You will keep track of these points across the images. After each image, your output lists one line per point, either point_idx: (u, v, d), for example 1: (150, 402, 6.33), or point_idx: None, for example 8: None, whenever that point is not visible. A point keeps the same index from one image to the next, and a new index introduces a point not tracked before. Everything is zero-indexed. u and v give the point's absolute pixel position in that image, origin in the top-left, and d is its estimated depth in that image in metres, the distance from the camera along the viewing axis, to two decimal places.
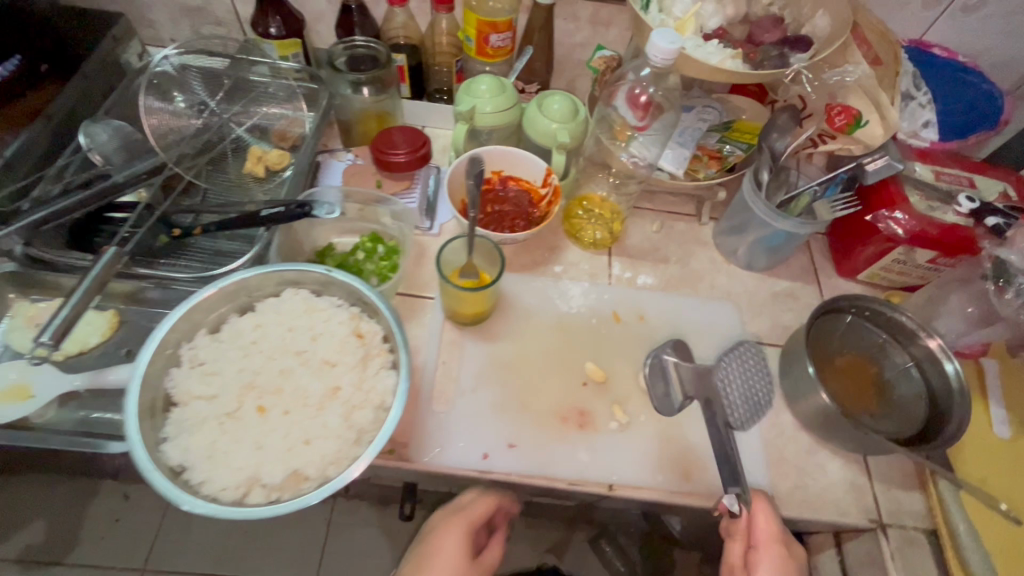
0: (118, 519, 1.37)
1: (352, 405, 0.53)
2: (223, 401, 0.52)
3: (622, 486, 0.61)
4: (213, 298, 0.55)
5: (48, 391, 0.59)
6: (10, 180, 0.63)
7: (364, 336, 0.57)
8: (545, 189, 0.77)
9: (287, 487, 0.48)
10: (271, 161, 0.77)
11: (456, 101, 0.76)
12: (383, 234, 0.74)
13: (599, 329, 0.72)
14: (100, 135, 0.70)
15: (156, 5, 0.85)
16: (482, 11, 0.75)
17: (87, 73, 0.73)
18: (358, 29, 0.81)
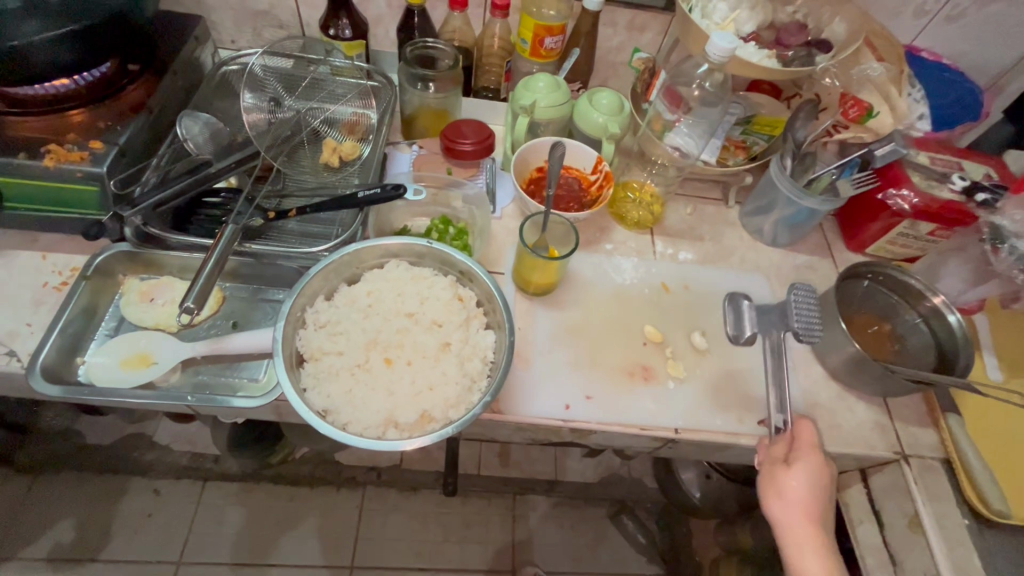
0: (150, 514, 1.36)
1: (463, 357, 0.60)
2: (352, 355, 0.59)
3: (687, 430, 0.69)
4: (330, 266, 0.62)
5: (169, 358, 0.64)
6: (126, 167, 0.68)
7: (465, 299, 0.64)
8: (595, 175, 0.86)
9: (418, 426, 0.55)
10: (345, 152, 0.84)
11: (516, 97, 0.84)
12: (452, 217, 0.81)
13: (652, 297, 0.81)
14: (193, 127, 0.76)
15: (223, 8, 0.91)
16: (538, 17, 0.84)
17: (176, 70, 0.79)
18: (418, 32, 0.89)
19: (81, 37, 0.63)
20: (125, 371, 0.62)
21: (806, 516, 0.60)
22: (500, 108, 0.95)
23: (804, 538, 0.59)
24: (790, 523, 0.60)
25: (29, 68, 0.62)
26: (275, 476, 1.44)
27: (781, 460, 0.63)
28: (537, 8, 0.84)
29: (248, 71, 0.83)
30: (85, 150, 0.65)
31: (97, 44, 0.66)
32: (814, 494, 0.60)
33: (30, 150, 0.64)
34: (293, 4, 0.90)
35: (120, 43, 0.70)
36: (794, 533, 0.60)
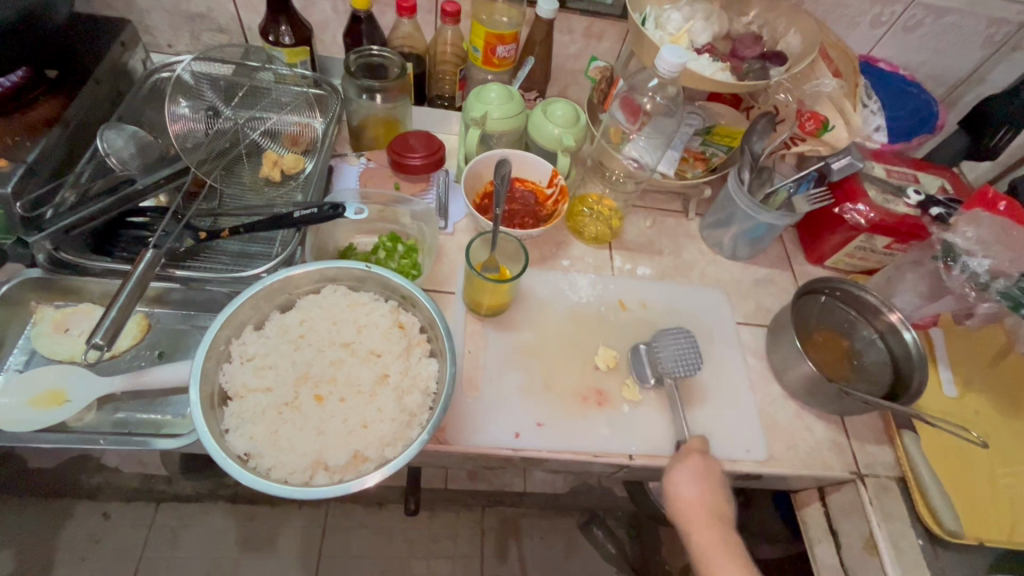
0: (98, 540, 1.30)
1: (402, 390, 0.57)
2: (281, 392, 0.55)
3: (642, 456, 0.67)
4: (260, 294, 0.58)
5: (85, 395, 0.59)
6: (36, 186, 0.63)
7: (405, 326, 0.61)
8: (551, 188, 0.82)
9: (349, 468, 0.52)
10: (287, 165, 0.79)
11: (467, 108, 0.81)
12: (400, 234, 0.78)
13: (607, 315, 0.78)
14: (117, 141, 0.71)
15: (157, 10, 0.85)
16: (490, 24, 0.81)
17: (98, 79, 0.73)
18: (366, 38, 0.85)
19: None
20: (33, 411, 0.57)
21: (694, 503, 0.61)
22: (454, 118, 0.91)
23: (697, 525, 0.61)
24: (688, 514, 0.61)
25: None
26: (233, 496, 1.38)
27: (673, 457, 0.65)
28: (488, 15, 0.81)
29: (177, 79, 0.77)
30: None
31: (3, 54, 0.61)
32: (703, 490, 0.61)
33: None
34: (232, 7, 0.85)
35: (33, 53, 0.65)
36: (690, 522, 0.61)
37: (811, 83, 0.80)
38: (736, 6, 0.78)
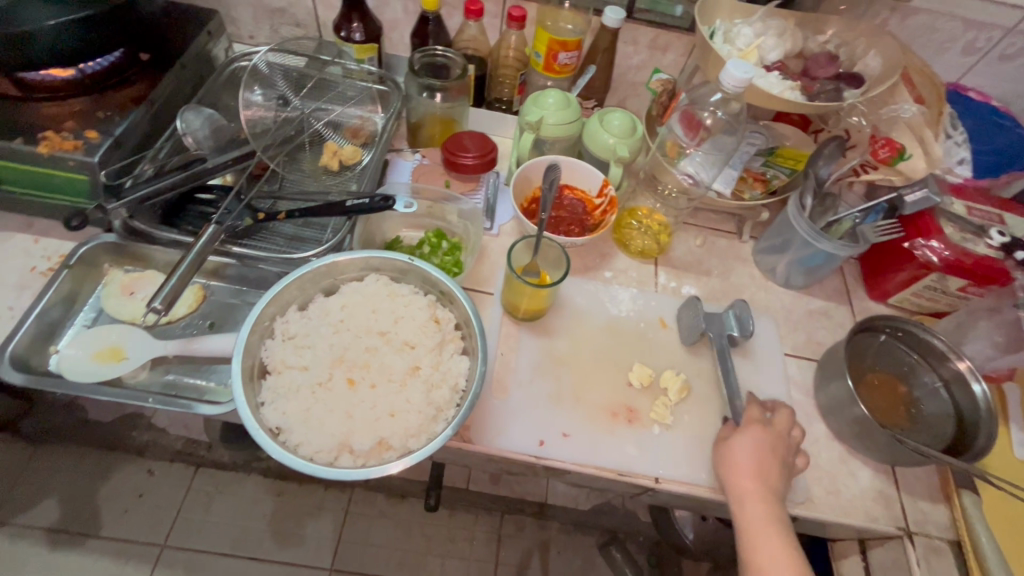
0: (141, 495, 1.38)
1: (432, 383, 0.57)
2: (316, 372, 0.56)
3: (667, 480, 0.65)
4: (307, 276, 0.60)
5: (140, 355, 0.63)
6: (120, 158, 0.68)
7: (441, 322, 0.62)
8: (600, 199, 0.82)
9: (373, 454, 0.52)
10: (345, 156, 0.83)
11: (524, 111, 0.81)
12: (446, 231, 0.79)
13: (646, 332, 0.76)
14: (195, 122, 0.76)
15: (242, 4, 0.91)
16: (554, 30, 0.82)
17: (185, 64, 0.79)
18: (432, 38, 0.87)
19: (85, 26, 0.63)
20: (94, 364, 0.62)
21: (749, 472, 0.59)
22: (510, 122, 0.92)
23: (748, 490, 0.59)
24: (736, 478, 0.60)
25: (38, 58, 0.63)
26: (266, 470, 1.44)
27: (738, 425, 0.64)
28: (553, 22, 0.81)
29: (253, 67, 0.82)
30: (80, 140, 0.66)
31: (104, 35, 0.66)
32: (760, 455, 0.60)
33: (27, 135, 0.65)
34: (311, 3, 0.90)
35: (130, 36, 0.70)
36: (739, 489, 0.59)
37: (887, 108, 0.76)
38: (813, 24, 0.74)
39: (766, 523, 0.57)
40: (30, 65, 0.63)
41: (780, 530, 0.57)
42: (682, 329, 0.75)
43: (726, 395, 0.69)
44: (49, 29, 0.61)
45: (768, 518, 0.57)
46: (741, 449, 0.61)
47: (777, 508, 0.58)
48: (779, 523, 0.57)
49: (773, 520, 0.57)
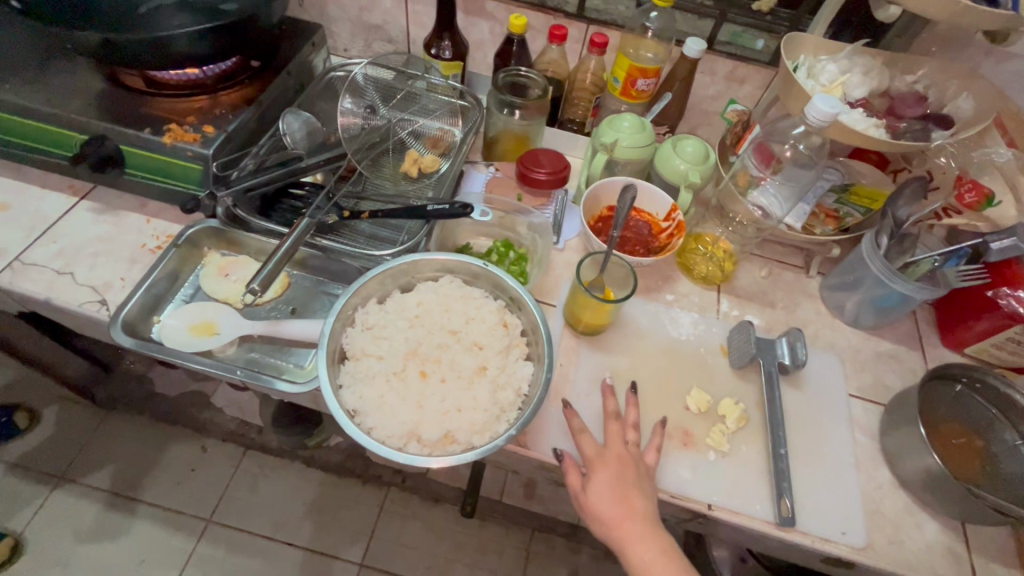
0: (193, 469, 1.46)
1: (498, 384, 0.60)
2: (390, 362, 0.60)
3: (720, 508, 0.64)
4: (389, 272, 0.64)
5: (231, 331, 0.68)
6: (229, 151, 0.75)
7: (509, 326, 0.64)
8: (667, 222, 0.83)
9: (439, 445, 0.55)
10: (425, 164, 0.87)
11: (599, 133, 0.83)
12: (514, 242, 0.82)
13: (705, 357, 0.76)
14: (295, 124, 0.82)
15: (343, 20, 0.99)
16: (636, 58, 0.84)
17: (290, 71, 0.86)
18: (514, 59, 0.91)
19: (217, 35, 0.71)
20: (191, 335, 0.67)
21: (618, 500, 0.57)
22: (582, 142, 0.94)
23: (624, 525, 0.56)
24: (608, 515, 0.56)
25: (173, 59, 0.71)
26: (309, 459, 1.49)
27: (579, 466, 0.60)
28: (635, 49, 0.84)
29: (353, 82, 0.91)
30: (199, 133, 0.73)
31: (228, 42, 0.74)
32: (608, 490, 0.57)
33: (154, 126, 0.73)
34: (404, 22, 0.96)
35: (248, 44, 0.78)
36: (619, 534, 0.56)
37: (978, 150, 0.74)
38: (901, 63, 0.74)
39: (659, 559, 0.54)
40: (163, 63, 0.72)
41: (673, 558, 0.54)
42: (734, 350, 0.75)
43: (780, 423, 0.68)
44: (189, 36, 0.69)
45: (659, 547, 0.55)
46: (596, 487, 0.58)
47: (662, 534, 0.55)
48: (671, 549, 0.55)
49: (667, 547, 0.55)
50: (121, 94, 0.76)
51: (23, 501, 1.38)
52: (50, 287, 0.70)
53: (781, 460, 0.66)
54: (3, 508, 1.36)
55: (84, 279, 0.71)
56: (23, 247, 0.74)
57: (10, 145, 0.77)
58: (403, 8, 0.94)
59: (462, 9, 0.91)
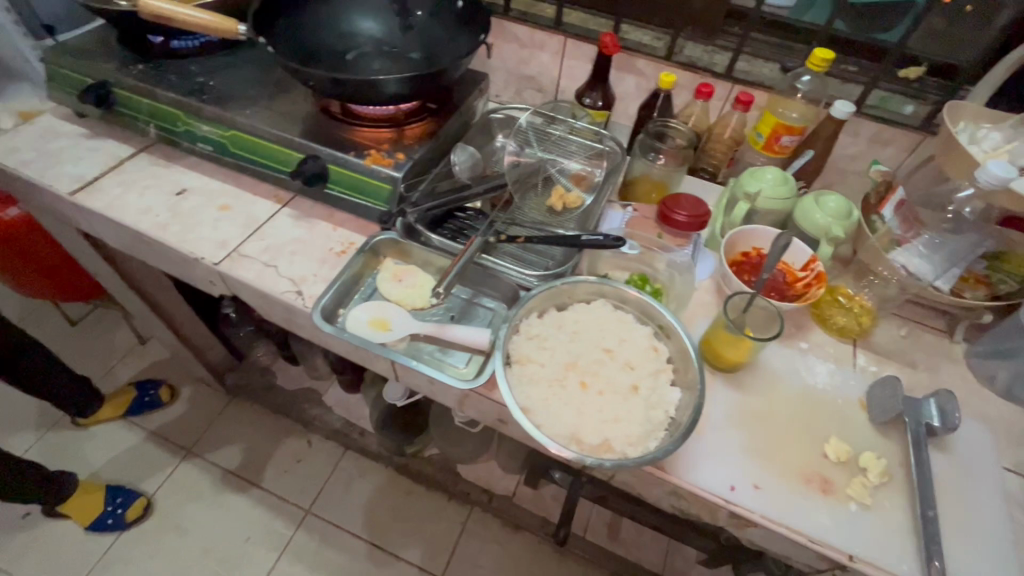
0: (299, 460, 1.58)
1: (650, 403, 0.64)
2: (553, 370, 0.66)
3: (864, 561, 0.63)
4: (554, 289, 0.72)
5: (401, 329, 0.78)
6: (414, 175, 0.86)
7: (659, 351, 0.69)
8: (804, 272, 0.84)
9: (599, 451, 0.59)
10: (570, 200, 0.95)
11: (741, 182, 0.89)
12: (650, 276, 0.87)
13: (843, 408, 0.76)
14: (463, 156, 0.94)
15: (502, 70, 1.12)
16: (782, 117, 0.90)
17: (461, 111, 0.98)
18: (659, 111, 0.99)
19: (418, 81, 0.84)
20: (369, 329, 0.77)
21: None
22: (716, 191, 1.00)
23: None
24: None
25: (381, 97, 0.85)
26: (402, 466, 1.57)
27: None
28: (781, 109, 0.91)
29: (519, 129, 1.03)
30: (393, 158, 0.85)
31: (427, 85, 0.87)
32: None
33: (357, 149, 0.87)
34: (558, 74, 1.08)
35: (438, 88, 0.91)
36: None
37: None
38: None
39: None
40: (373, 100, 0.86)
41: None
42: (875, 405, 0.74)
43: (928, 483, 0.67)
44: (399, 82, 0.82)
45: None
46: None
47: None
48: None
49: None
50: (332, 123, 0.91)
51: (156, 467, 1.54)
52: (258, 274, 0.83)
53: (932, 522, 0.64)
54: (139, 471, 1.53)
55: (284, 272, 0.84)
56: (238, 240, 0.88)
57: (239, 159, 0.94)
58: (559, 62, 1.06)
59: (615, 66, 1.01)
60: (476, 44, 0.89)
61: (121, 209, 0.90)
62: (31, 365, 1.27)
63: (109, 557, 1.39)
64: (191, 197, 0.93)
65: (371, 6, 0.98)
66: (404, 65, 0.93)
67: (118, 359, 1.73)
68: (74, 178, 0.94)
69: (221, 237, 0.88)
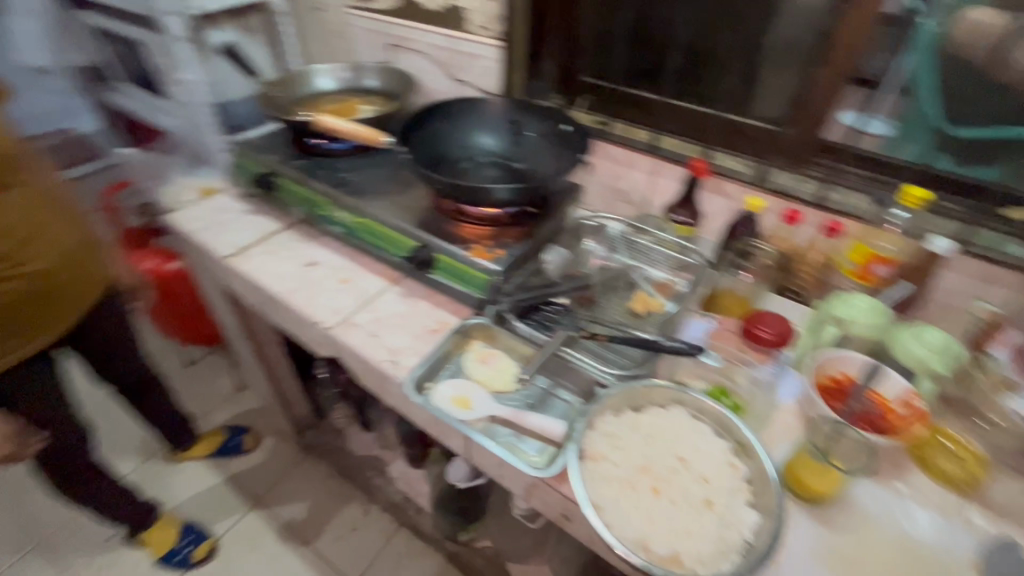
0: (354, 529, 1.59)
1: (725, 522, 0.62)
2: (625, 471, 0.66)
3: None
4: (632, 390, 0.74)
5: (482, 410, 0.82)
6: (509, 270, 0.96)
7: (737, 468, 0.67)
8: (902, 406, 0.79)
9: (668, 564, 0.58)
10: (651, 305, 0.98)
11: (831, 306, 0.89)
12: (730, 390, 0.86)
13: (951, 568, 0.68)
14: (554, 256, 1.03)
15: (598, 183, 1.24)
16: (875, 248, 0.92)
17: (557, 217, 1.08)
18: (745, 231, 1.04)
19: (522, 191, 0.96)
20: (452, 406, 0.83)
21: None
22: (804, 312, 1.00)
23: None
24: None
25: (489, 203, 0.98)
26: (451, 555, 1.53)
27: None
28: (874, 240, 0.92)
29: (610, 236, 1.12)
30: (493, 254, 0.95)
31: (531, 196, 0.98)
32: None
33: (463, 243, 0.98)
34: (649, 190, 1.17)
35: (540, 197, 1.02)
36: None
37: None
38: None
39: None
40: (481, 204, 0.99)
41: None
42: None
43: None
44: (507, 194, 0.95)
45: None
46: None
47: None
48: None
49: None
50: (445, 219, 1.05)
51: (227, 511, 1.63)
52: (363, 342, 0.93)
53: None
54: (212, 512, 1.62)
55: (385, 342, 0.93)
56: (351, 310, 1.00)
57: (362, 241, 1.08)
58: (651, 180, 1.16)
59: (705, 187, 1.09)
60: (577, 162, 0.99)
61: (263, 273, 1.07)
62: (154, 396, 1.46)
63: None
64: (319, 268, 1.09)
65: (491, 125, 1.15)
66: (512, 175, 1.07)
67: (218, 402, 1.91)
68: (233, 245, 1.14)
69: (337, 305, 1.01)
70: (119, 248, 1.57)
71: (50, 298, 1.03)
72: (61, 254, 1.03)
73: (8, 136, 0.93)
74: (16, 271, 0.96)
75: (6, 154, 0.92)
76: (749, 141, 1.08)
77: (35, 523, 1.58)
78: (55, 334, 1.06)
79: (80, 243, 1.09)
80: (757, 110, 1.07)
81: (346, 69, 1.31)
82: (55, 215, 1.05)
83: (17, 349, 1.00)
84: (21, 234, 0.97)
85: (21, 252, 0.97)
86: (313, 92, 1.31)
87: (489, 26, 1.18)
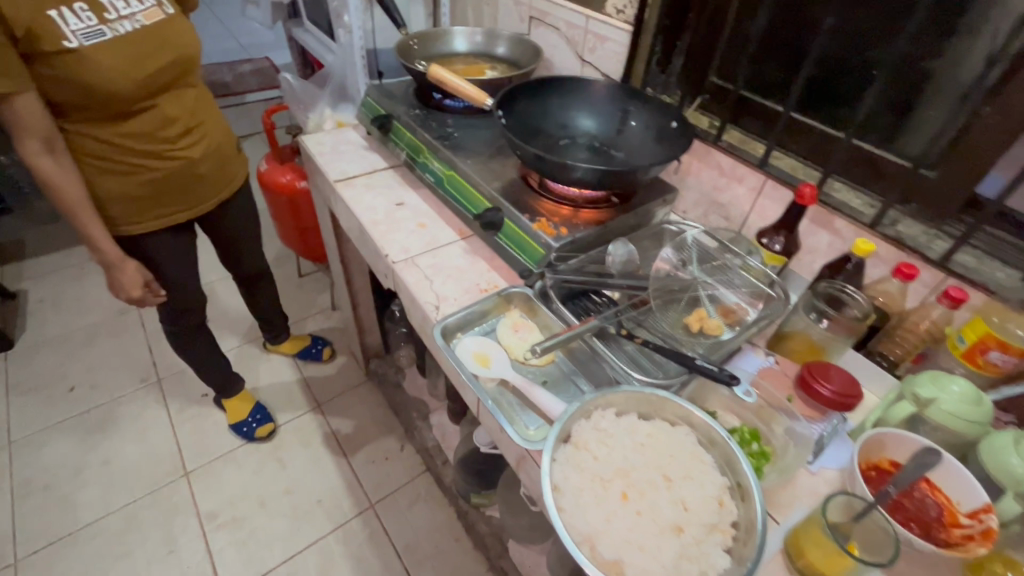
0: (387, 459, 1.72)
1: (687, 553, 0.58)
2: (602, 468, 0.64)
3: None
4: (643, 396, 0.71)
5: (498, 372, 0.83)
6: (569, 250, 0.95)
7: (724, 506, 0.62)
8: (970, 520, 0.66)
9: (608, 568, 0.56)
10: (708, 326, 0.92)
11: (917, 381, 0.76)
12: (762, 435, 0.78)
13: None
14: (620, 249, 0.99)
15: (696, 190, 1.17)
16: (998, 329, 0.75)
17: (637, 212, 1.04)
18: (843, 275, 0.93)
19: (604, 176, 0.94)
20: (473, 360, 0.85)
21: None
22: (887, 381, 0.86)
23: None
24: None
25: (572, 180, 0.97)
26: (462, 513, 1.58)
27: None
28: (1001, 320, 0.75)
29: (690, 247, 1.04)
30: (556, 230, 0.95)
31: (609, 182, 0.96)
32: None
33: (532, 215, 0.99)
34: (749, 209, 1.08)
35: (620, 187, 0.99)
36: None
37: None
38: None
39: None
40: (562, 180, 0.99)
41: None
42: None
43: None
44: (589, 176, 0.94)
45: None
46: None
47: None
48: None
49: None
50: (525, 189, 1.07)
51: (292, 406, 1.85)
52: (417, 282, 1.00)
53: None
54: (281, 403, 1.85)
55: (435, 287, 0.99)
56: (418, 252, 1.07)
57: (446, 194, 1.14)
58: (753, 198, 1.06)
59: (810, 218, 0.97)
60: (667, 159, 0.94)
61: (358, 202, 1.18)
62: (261, 290, 1.70)
63: (230, 457, 1.70)
64: (404, 209, 1.17)
65: (599, 108, 1.13)
66: (601, 160, 1.05)
67: (312, 313, 2.16)
68: (342, 173, 1.27)
69: (407, 245, 1.08)
70: (267, 159, 1.83)
71: (195, 183, 1.23)
72: (208, 148, 1.24)
73: (192, 42, 1.14)
74: (175, 153, 1.17)
75: (188, 56, 1.13)
76: (880, 176, 0.94)
77: (157, 365, 1.93)
78: (192, 214, 1.26)
79: (223, 144, 1.29)
80: (899, 144, 0.92)
81: (481, 34, 1.37)
82: (209, 115, 1.26)
83: (164, 218, 1.21)
84: (185, 124, 1.17)
85: (180, 139, 1.17)
86: (446, 51, 1.39)
87: (623, 9, 1.16)
